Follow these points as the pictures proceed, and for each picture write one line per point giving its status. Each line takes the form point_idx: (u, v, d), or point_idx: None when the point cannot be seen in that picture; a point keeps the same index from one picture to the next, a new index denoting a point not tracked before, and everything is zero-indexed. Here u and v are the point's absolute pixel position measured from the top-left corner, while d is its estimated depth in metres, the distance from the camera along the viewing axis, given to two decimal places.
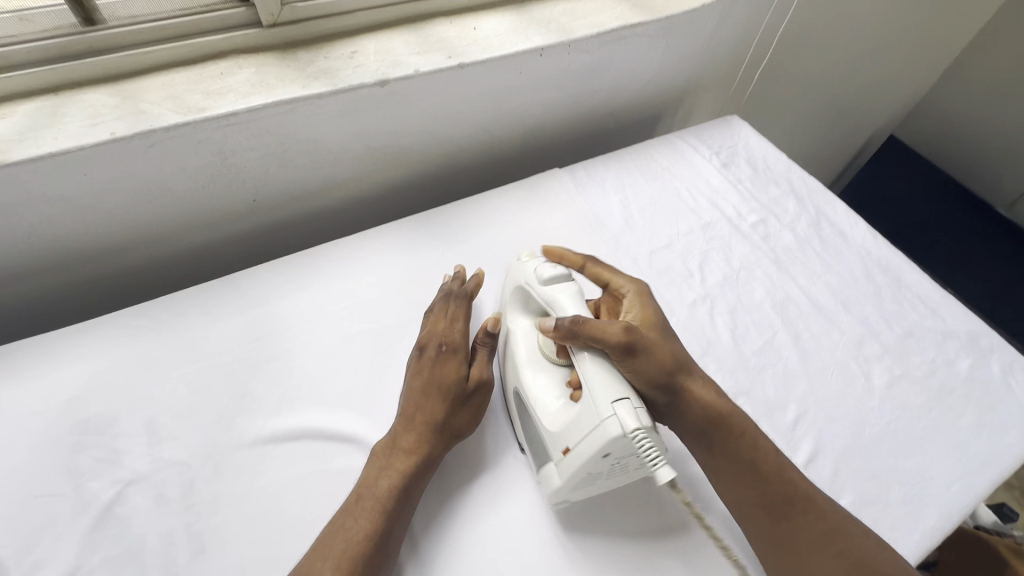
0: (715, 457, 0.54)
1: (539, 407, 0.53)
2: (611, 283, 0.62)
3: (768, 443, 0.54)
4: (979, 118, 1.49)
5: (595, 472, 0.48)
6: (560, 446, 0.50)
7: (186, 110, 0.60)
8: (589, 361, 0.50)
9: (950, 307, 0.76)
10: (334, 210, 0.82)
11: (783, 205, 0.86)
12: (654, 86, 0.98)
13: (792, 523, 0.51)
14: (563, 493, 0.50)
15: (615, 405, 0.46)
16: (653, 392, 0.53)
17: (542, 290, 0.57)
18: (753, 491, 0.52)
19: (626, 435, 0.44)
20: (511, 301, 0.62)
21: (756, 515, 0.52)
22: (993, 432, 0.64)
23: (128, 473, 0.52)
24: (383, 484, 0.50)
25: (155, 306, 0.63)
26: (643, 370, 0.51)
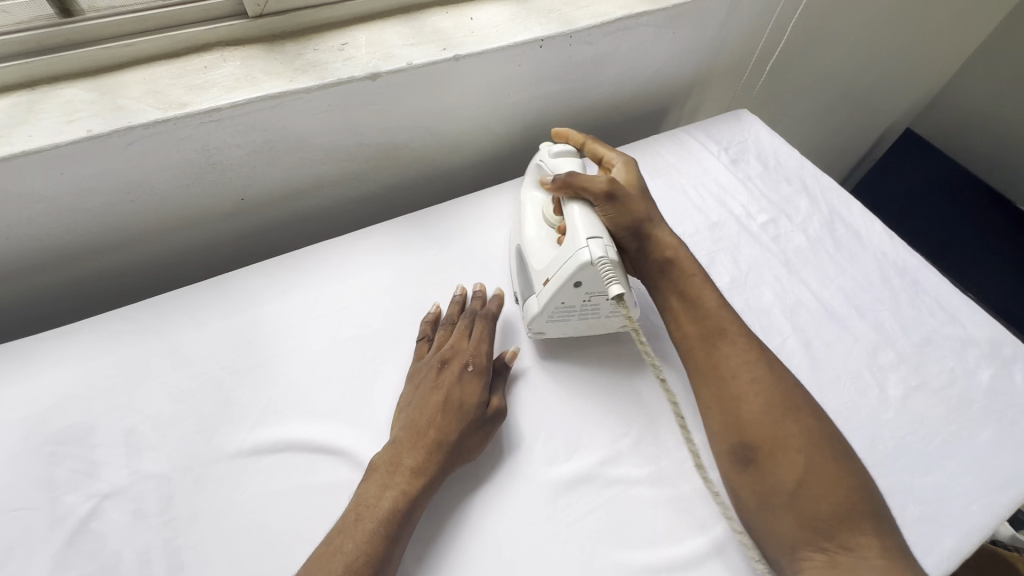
0: (666, 292, 0.60)
1: (532, 252, 0.62)
2: (604, 158, 0.69)
3: (714, 295, 0.59)
4: (1000, 111, 1.43)
5: (568, 304, 0.57)
6: (543, 278, 0.58)
7: (166, 106, 0.58)
8: (577, 210, 0.59)
9: (971, 313, 0.72)
10: (327, 208, 0.79)
11: (795, 203, 0.83)
12: (661, 77, 0.94)
13: (723, 350, 0.55)
14: (539, 323, 0.59)
15: (588, 241, 0.55)
16: (624, 235, 0.61)
17: (550, 161, 0.66)
18: (694, 325, 0.57)
19: (593, 261, 0.53)
20: (528, 177, 0.70)
21: (693, 344, 0.57)
22: (1015, 448, 0.61)
23: (105, 487, 0.50)
24: (386, 504, 0.47)
25: (137, 309, 0.61)
26: (620, 217, 0.60)
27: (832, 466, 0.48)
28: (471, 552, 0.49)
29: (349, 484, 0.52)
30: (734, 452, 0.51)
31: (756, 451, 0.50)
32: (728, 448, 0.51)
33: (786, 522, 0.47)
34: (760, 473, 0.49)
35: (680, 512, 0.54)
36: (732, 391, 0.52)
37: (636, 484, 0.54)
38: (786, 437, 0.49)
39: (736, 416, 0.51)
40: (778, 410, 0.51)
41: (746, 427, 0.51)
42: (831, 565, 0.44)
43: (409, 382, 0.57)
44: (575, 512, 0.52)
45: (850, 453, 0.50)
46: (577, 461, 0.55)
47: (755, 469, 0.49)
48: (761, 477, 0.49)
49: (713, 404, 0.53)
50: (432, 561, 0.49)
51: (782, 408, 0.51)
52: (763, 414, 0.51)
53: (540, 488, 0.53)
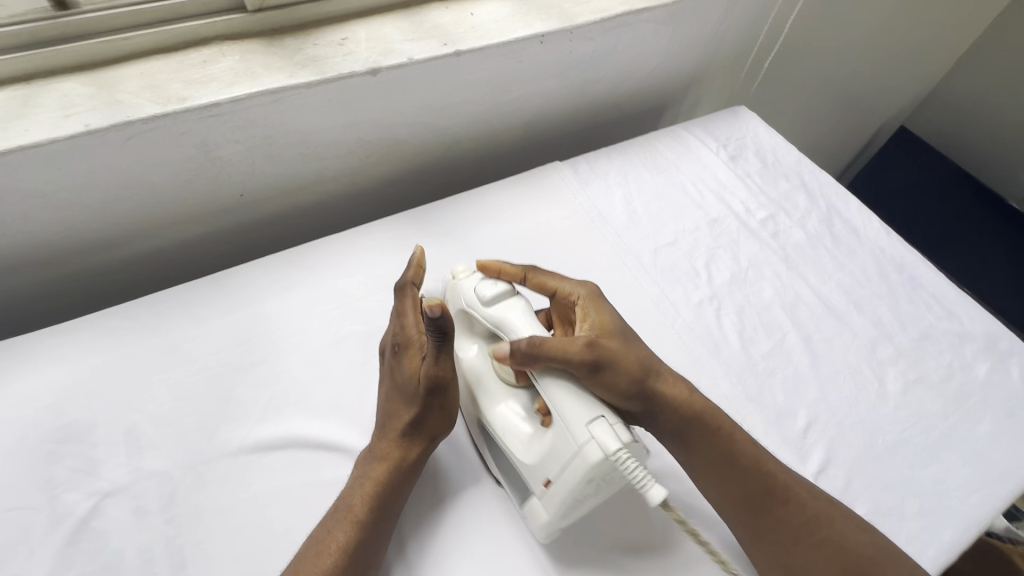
0: (695, 458, 0.52)
1: (512, 442, 0.50)
2: (557, 290, 0.57)
3: (744, 437, 0.53)
4: (992, 109, 1.44)
5: (582, 496, 0.46)
6: (542, 479, 0.47)
7: (165, 100, 0.57)
8: (557, 389, 0.47)
9: (968, 308, 0.73)
10: (326, 205, 0.78)
11: (793, 200, 0.83)
12: (660, 74, 0.94)
13: (776, 513, 0.50)
14: (552, 525, 0.48)
15: (591, 428, 0.44)
16: (628, 402, 0.50)
17: (487, 311, 0.53)
18: (731, 487, 0.51)
19: (608, 458, 0.43)
20: (459, 324, 0.57)
21: (739, 509, 0.51)
22: (1012, 440, 0.61)
23: (106, 485, 0.49)
24: (356, 494, 0.48)
25: (136, 306, 0.60)
26: (615, 385, 0.49)
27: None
28: (479, 545, 0.50)
29: None
30: None
31: None
32: None
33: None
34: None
35: None
36: (796, 560, 0.49)
37: None
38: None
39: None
40: (851, 568, 0.48)
41: None
42: None
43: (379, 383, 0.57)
44: None
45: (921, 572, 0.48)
46: None
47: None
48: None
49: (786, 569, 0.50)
50: (437, 558, 0.49)
51: (857, 559, 0.48)
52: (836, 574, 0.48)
53: None
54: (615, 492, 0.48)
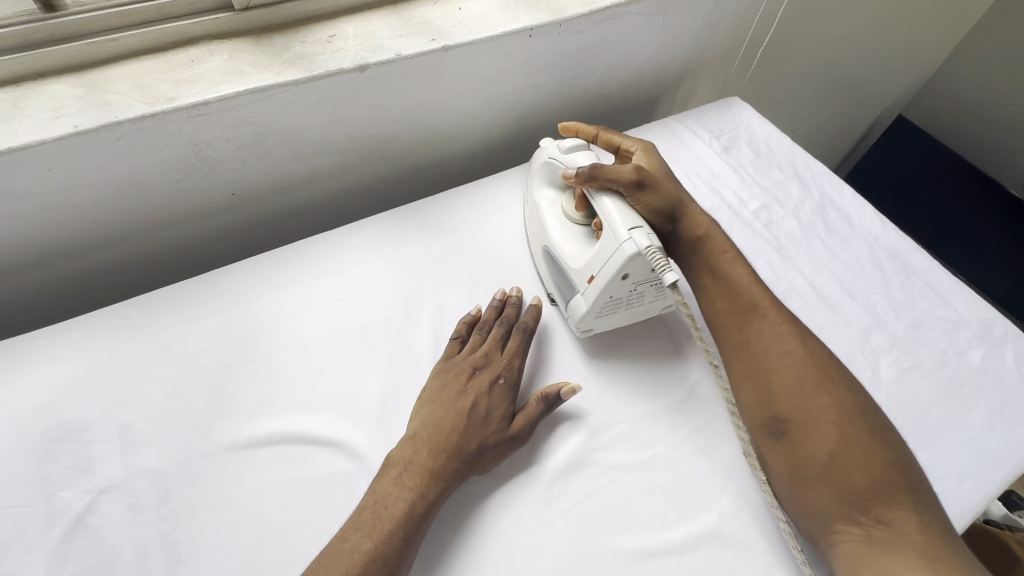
0: (698, 271, 0.61)
1: (566, 253, 0.61)
2: (620, 145, 0.70)
3: (746, 272, 0.59)
4: (989, 96, 1.43)
5: (616, 297, 0.57)
6: (586, 276, 0.58)
7: (154, 100, 0.57)
8: (610, 203, 0.58)
9: (962, 295, 0.73)
10: (320, 203, 0.79)
11: (786, 189, 0.83)
12: (652, 66, 0.93)
13: (753, 326, 0.55)
14: (588, 319, 0.59)
15: (631, 232, 0.54)
16: (660, 220, 0.61)
17: (564, 157, 0.64)
18: (726, 302, 0.58)
19: (641, 252, 0.53)
20: (535, 176, 0.69)
21: (726, 323, 0.57)
22: (1007, 426, 0.61)
23: (101, 482, 0.50)
24: (402, 504, 0.47)
25: (129, 306, 0.61)
26: (652, 203, 0.60)
27: (864, 437, 0.48)
28: (473, 543, 0.49)
29: (347, 475, 0.52)
30: (765, 423, 0.51)
31: (788, 423, 0.50)
32: (759, 420, 0.51)
33: (822, 495, 0.47)
34: (793, 445, 0.49)
35: (677, 494, 0.54)
36: (765, 365, 0.53)
37: (631, 469, 0.55)
38: (819, 413, 0.49)
39: (767, 389, 0.52)
40: (810, 382, 0.51)
41: (777, 400, 0.51)
42: (867, 538, 0.44)
43: (436, 378, 0.57)
44: (571, 499, 0.52)
45: (887, 426, 0.50)
46: (572, 447, 0.55)
47: (787, 442, 0.49)
48: (793, 450, 0.49)
49: (745, 378, 0.53)
50: (429, 551, 0.49)
51: (816, 380, 0.51)
52: (794, 386, 0.51)
53: (536, 477, 0.53)
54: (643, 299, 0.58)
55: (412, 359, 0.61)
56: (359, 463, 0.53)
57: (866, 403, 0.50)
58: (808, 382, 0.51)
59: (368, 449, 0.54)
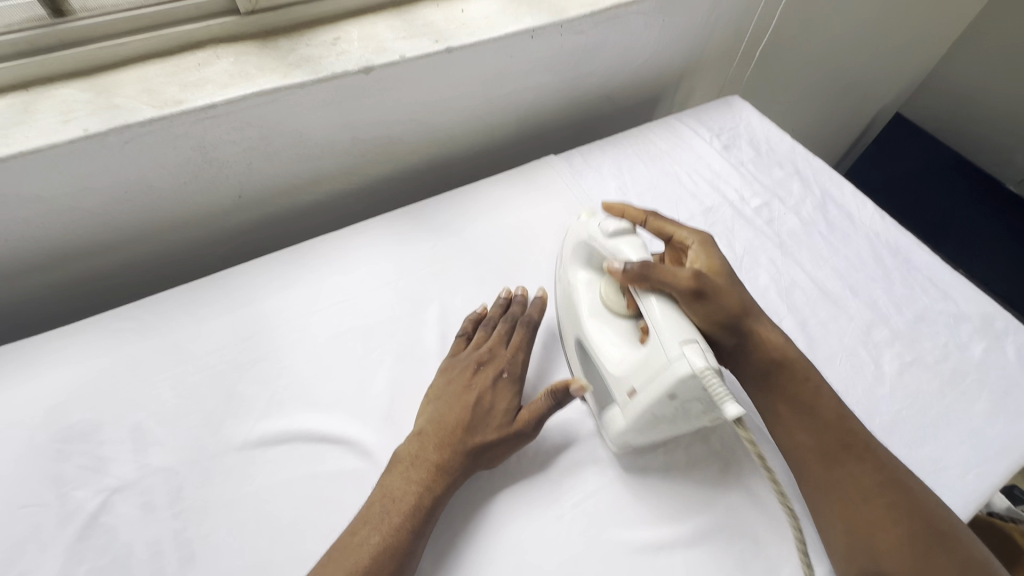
0: (776, 400, 0.56)
1: (604, 354, 0.54)
2: (674, 235, 0.63)
3: (831, 399, 0.56)
4: (985, 93, 1.44)
5: (659, 416, 0.50)
6: (626, 388, 0.51)
7: (161, 103, 0.58)
8: (657, 306, 0.51)
9: (963, 290, 0.73)
10: (325, 205, 0.80)
11: (787, 186, 0.84)
12: (652, 66, 0.94)
13: (847, 468, 0.52)
14: (626, 436, 0.52)
15: (683, 347, 0.47)
16: (720, 334, 0.56)
17: (606, 243, 0.58)
18: (810, 437, 0.54)
19: (695, 374, 0.46)
20: (571, 255, 0.64)
21: (813, 462, 0.53)
22: (1008, 418, 0.62)
23: (114, 482, 0.50)
24: (411, 498, 0.48)
25: (138, 307, 0.61)
26: (713, 315, 0.55)
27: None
28: (482, 538, 0.50)
29: (357, 472, 0.53)
30: None
31: None
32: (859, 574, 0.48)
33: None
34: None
35: (684, 490, 0.54)
36: (866, 518, 0.49)
37: (638, 465, 0.55)
38: (928, 574, 0.46)
39: (871, 545, 0.48)
40: (920, 539, 0.48)
41: (882, 558, 0.48)
42: None
43: (442, 374, 0.58)
44: (579, 494, 0.53)
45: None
46: (579, 443, 0.56)
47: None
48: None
49: (841, 526, 0.50)
50: (440, 547, 0.49)
51: (923, 538, 0.48)
52: (901, 544, 0.48)
53: (544, 473, 0.54)
54: (692, 421, 0.51)
55: (419, 357, 0.61)
56: (368, 460, 0.54)
57: (977, 562, 0.47)
58: (915, 540, 0.48)
59: (377, 446, 0.54)
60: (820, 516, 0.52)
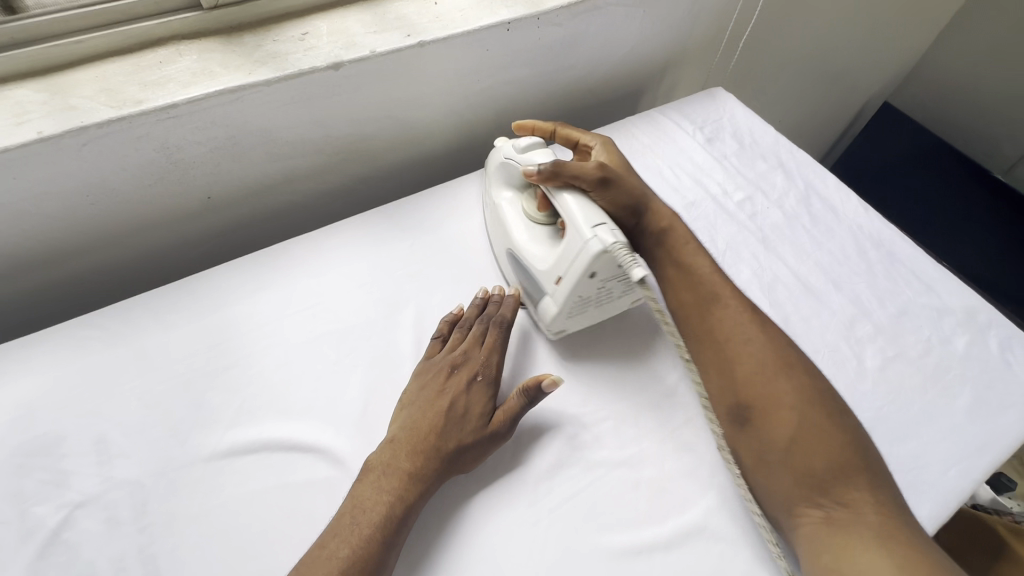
0: (659, 266, 0.62)
1: (530, 255, 0.60)
2: (579, 140, 0.70)
3: (708, 262, 0.61)
4: (972, 80, 1.42)
5: (584, 297, 0.56)
6: (553, 278, 0.56)
7: (120, 103, 0.56)
8: (571, 201, 0.55)
9: (946, 283, 0.73)
10: (298, 204, 0.78)
11: (771, 179, 0.82)
12: (634, 58, 0.93)
13: (716, 314, 0.57)
14: (559, 320, 0.58)
15: (595, 229, 0.52)
16: (625, 216, 0.61)
17: (521, 157, 0.62)
18: (689, 292, 0.59)
19: (607, 250, 0.51)
20: (493, 176, 0.67)
21: (688, 312, 0.58)
22: (990, 412, 0.61)
23: (76, 496, 0.49)
24: (381, 508, 0.47)
25: (103, 315, 0.60)
26: (617, 198, 0.59)
27: (822, 422, 0.49)
28: (457, 547, 0.49)
29: (330, 481, 0.52)
30: (730, 412, 0.52)
31: (752, 411, 0.51)
32: (724, 409, 0.53)
33: (781, 479, 0.49)
34: (756, 429, 0.51)
35: (662, 492, 0.53)
36: (729, 352, 0.54)
37: (616, 467, 0.54)
38: (779, 396, 0.51)
39: (732, 378, 0.53)
40: (772, 368, 0.52)
41: (741, 388, 0.52)
42: (827, 518, 0.45)
43: (416, 378, 0.56)
44: (556, 498, 0.52)
45: (844, 407, 0.51)
46: (556, 447, 0.55)
47: (751, 429, 0.51)
48: (756, 436, 0.51)
49: (711, 368, 0.55)
50: (412, 557, 0.48)
51: (776, 364, 0.53)
52: (757, 373, 0.52)
53: (521, 478, 0.53)
54: (608, 296, 0.58)
55: (393, 361, 0.60)
56: (340, 467, 0.52)
57: (824, 386, 0.52)
58: (770, 365, 0.53)
59: (349, 454, 0.53)
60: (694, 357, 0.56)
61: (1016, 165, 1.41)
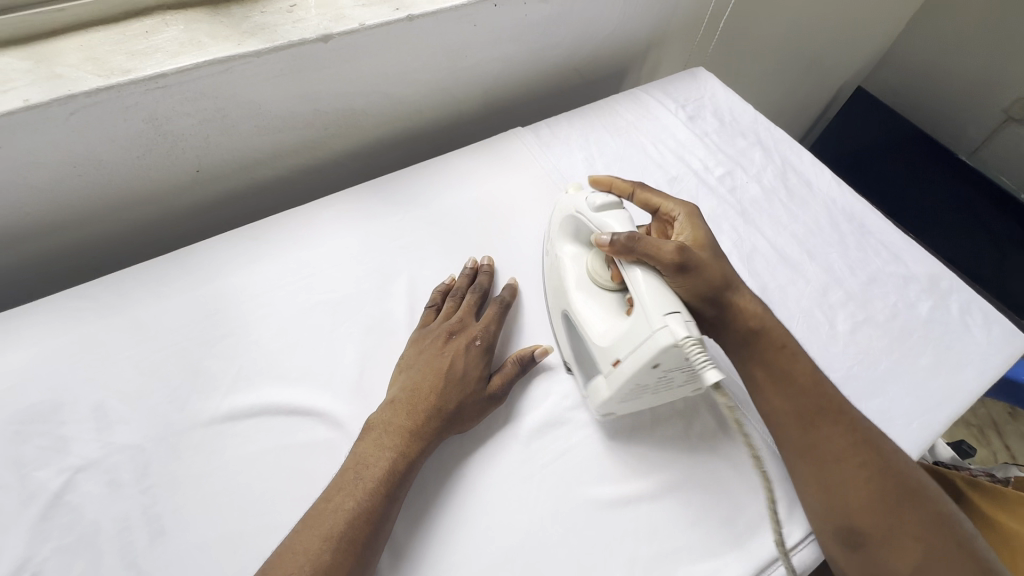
0: (754, 367, 0.57)
1: (588, 324, 0.55)
2: (661, 207, 0.64)
3: (807, 362, 0.57)
4: (941, 65, 1.46)
5: (640, 384, 0.51)
6: (611, 358, 0.52)
7: (107, 72, 0.55)
8: (641, 276, 0.51)
9: (912, 253, 0.77)
10: (287, 179, 0.78)
11: (749, 156, 0.85)
12: (619, 37, 0.94)
13: (823, 430, 0.53)
14: (608, 405, 0.53)
15: (666, 317, 0.47)
16: (703, 307, 0.56)
17: (593, 216, 0.58)
18: (786, 402, 0.55)
19: (678, 344, 0.46)
20: (560, 230, 0.63)
21: (790, 424, 0.54)
22: (950, 370, 0.66)
23: (77, 461, 0.50)
24: (385, 462, 0.49)
25: (95, 287, 0.60)
26: (694, 286, 0.54)
27: (949, 549, 0.48)
28: (455, 501, 0.51)
29: (329, 442, 0.53)
30: (840, 534, 0.50)
31: (865, 535, 0.49)
32: (833, 531, 0.50)
33: None
34: (871, 554, 0.49)
35: (649, 448, 0.56)
36: (840, 476, 0.51)
37: (606, 425, 0.57)
38: (899, 529, 0.49)
39: (844, 500, 0.50)
40: (889, 495, 0.50)
41: (855, 514, 0.49)
42: None
43: (413, 344, 0.58)
44: (548, 455, 0.54)
45: (966, 531, 0.49)
46: (547, 408, 0.57)
47: (864, 553, 0.49)
48: (870, 560, 0.49)
49: (815, 487, 0.52)
50: (412, 511, 0.50)
51: (895, 489, 0.50)
52: (873, 499, 0.50)
53: (514, 438, 0.55)
54: (669, 385, 0.53)
55: (389, 329, 0.61)
56: (340, 430, 0.54)
57: (947, 510, 0.50)
58: (889, 494, 0.50)
59: (347, 417, 0.55)
60: (796, 475, 0.53)
61: (981, 147, 1.46)
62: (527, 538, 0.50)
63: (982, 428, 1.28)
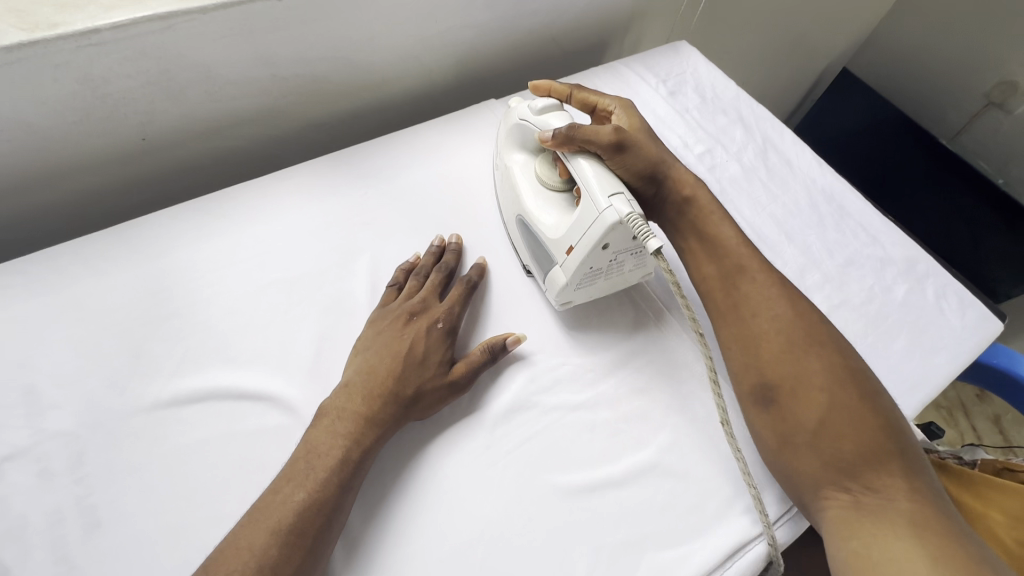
0: (688, 237, 0.62)
1: (541, 222, 0.58)
2: (598, 104, 0.66)
3: (733, 232, 0.61)
4: (926, 47, 1.44)
5: (595, 267, 0.54)
6: (564, 247, 0.54)
7: (32, 26, 0.50)
8: (587, 166, 0.55)
9: (890, 235, 0.76)
10: (244, 150, 0.73)
11: (730, 134, 0.83)
12: (600, 6, 0.90)
13: (743, 291, 0.57)
14: (567, 293, 0.56)
15: (610, 198, 0.51)
16: (641, 184, 0.61)
17: (537, 118, 0.60)
18: (713, 267, 0.60)
19: (622, 221, 0.50)
20: (506, 139, 0.65)
21: (715, 286, 0.59)
22: (924, 354, 0.65)
23: (4, 449, 0.46)
24: (338, 452, 0.46)
25: (27, 263, 0.55)
26: (632, 165, 0.59)
27: (854, 403, 0.50)
28: (413, 490, 0.49)
29: (280, 429, 0.50)
30: (754, 391, 0.54)
31: (778, 390, 0.52)
32: (748, 388, 0.54)
33: (808, 462, 0.50)
34: (782, 410, 0.52)
35: (618, 433, 0.54)
36: (754, 330, 0.55)
37: (574, 410, 0.55)
38: (806, 380, 0.52)
39: (758, 355, 0.54)
40: (799, 346, 0.54)
41: (767, 368, 0.53)
42: (854, 503, 0.47)
43: (372, 326, 0.55)
44: (513, 441, 0.52)
45: (877, 389, 0.53)
46: (513, 392, 0.55)
47: (775, 409, 0.52)
48: (782, 415, 0.52)
49: (735, 344, 0.56)
50: (368, 501, 0.48)
51: (804, 343, 0.54)
52: (784, 351, 0.54)
53: (478, 424, 0.53)
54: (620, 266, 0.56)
55: (348, 310, 0.58)
56: (293, 415, 0.51)
57: (858, 364, 0.53)
58: (798, 347, 0.54)
59: (301, 401, 0.52)
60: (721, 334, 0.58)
61: (961, 133, 1.45)
62: (488, 527, 0.48)
63: (952, 411, 1.30)
